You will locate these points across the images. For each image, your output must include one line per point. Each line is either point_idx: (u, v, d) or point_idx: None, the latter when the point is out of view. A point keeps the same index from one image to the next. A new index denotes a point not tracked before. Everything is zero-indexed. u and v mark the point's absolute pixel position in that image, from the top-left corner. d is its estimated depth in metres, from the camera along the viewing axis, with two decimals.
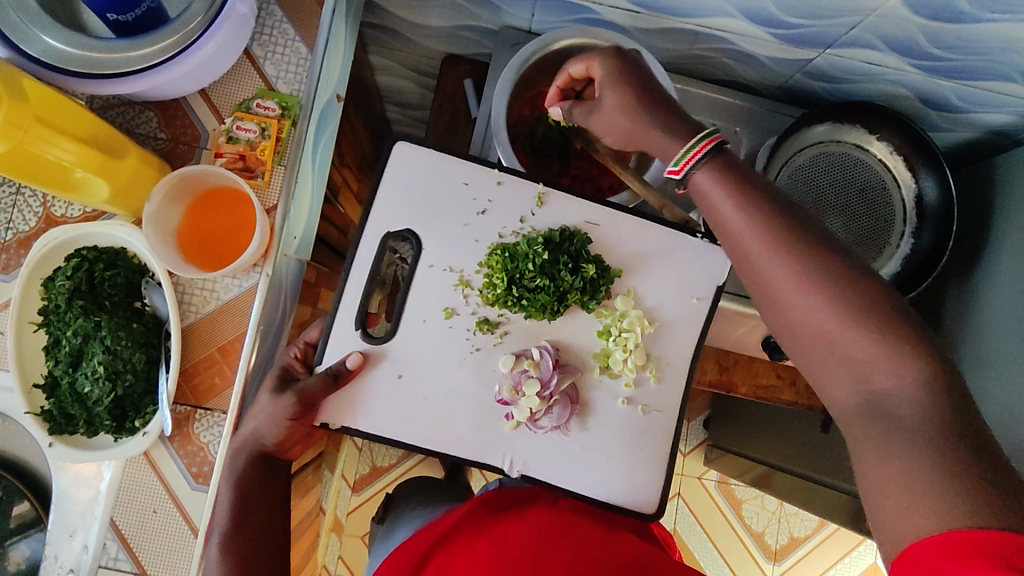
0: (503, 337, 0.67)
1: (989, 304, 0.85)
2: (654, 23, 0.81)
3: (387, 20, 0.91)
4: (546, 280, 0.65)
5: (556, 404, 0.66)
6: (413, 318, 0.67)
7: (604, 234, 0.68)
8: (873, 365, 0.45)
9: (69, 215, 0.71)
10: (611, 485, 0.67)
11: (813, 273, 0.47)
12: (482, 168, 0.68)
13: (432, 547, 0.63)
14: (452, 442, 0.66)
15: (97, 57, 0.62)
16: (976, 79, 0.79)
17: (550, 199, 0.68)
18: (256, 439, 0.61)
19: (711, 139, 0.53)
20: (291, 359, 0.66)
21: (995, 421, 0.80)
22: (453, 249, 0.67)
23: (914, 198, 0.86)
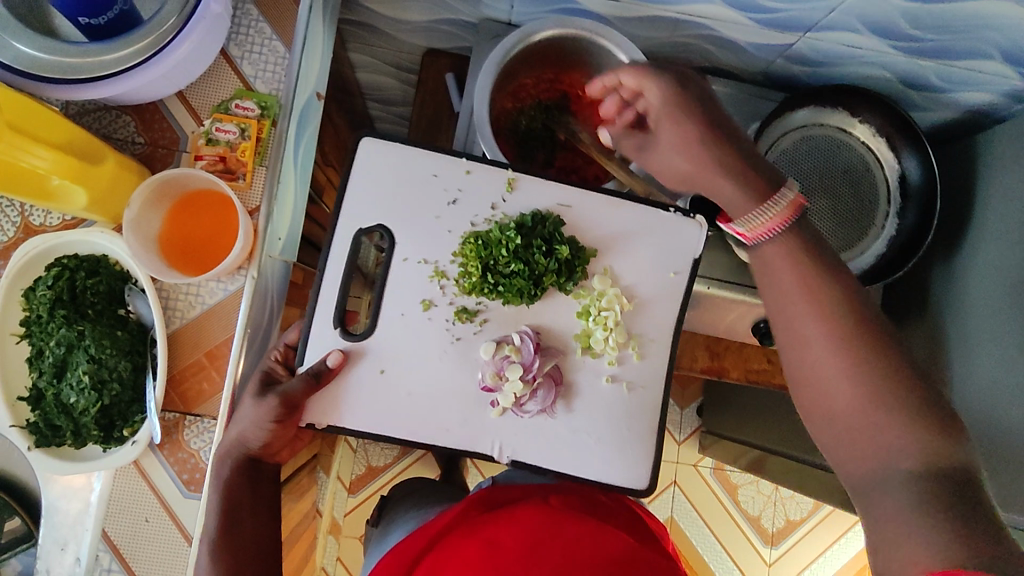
0: (483, 325, 0.67)
1: (975, 282, 0.86)
2: (634, 12, 0.81)
3: (366, 17, 0.90)
4: (522, 265, 0.65)
5: (541, 387, 0.65)
6: (391, 312, 0.66)
7: (578, 215, 0.68)
8: (890, 449, 0.47)
9: (48, 224, 0.70)
10: (600, 466, 0.68)
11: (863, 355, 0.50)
12: (447, 157, 0.68)
13: (428, 546, 0.63)
14: (440, 435, 0.66)
15: (69, 61, 0.60)
16: (955, 58, 0.79)
17: (520, 183, 0.68)
18: (241, 444, 0.62)
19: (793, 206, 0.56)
20: (272, 362, 0.65)
21: (984, 398, 0.81)
22: (425, 240, 0.67)
23: (899, 178, 0.86)
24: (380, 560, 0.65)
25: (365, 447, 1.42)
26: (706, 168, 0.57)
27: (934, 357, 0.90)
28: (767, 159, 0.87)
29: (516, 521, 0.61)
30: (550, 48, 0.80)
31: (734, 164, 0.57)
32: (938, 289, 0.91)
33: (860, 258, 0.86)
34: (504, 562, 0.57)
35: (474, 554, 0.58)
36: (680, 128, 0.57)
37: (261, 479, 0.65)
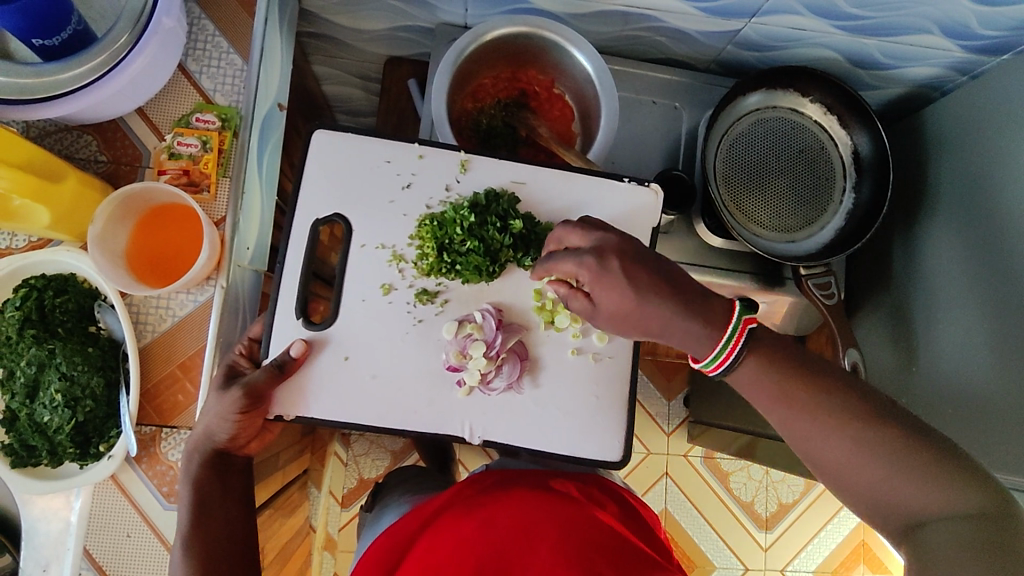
0: (444, 305, 0.71)
1: (933, 251, 0.88)
2: (586, 8, 0.83)
3: (325, 28, 0.91)
4: (477, 242, 0.69)
5: (506, 363, 0.70)
6: (353, 298, 0.70)
7: (531, 191, 0.72)
8: (918, 495, 0.49)
9: (15, 245, 0.70)
10: (570, 438, 0.71)
11: (847, 411, 0.52)
12: (401, 144, 0.72)
13: (417, 532, 0.64)
14: (410, 417, 0.69)
15: (26, 82, 0.62)
16: (897, 34, 0.82)
17: (473, 164, 0.72)
18: (209, 438, 0.63)
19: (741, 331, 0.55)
20: (236, 356, 0.68)
21: (953, 363, 0.83)
22: (384, 227, 0.71)
23: (852, 155, 0.89)
24: (371, 546, 0.67)
25: (356, 459, 1.39)
26: (650, 310, 0.56)
27: (902, 327, 0.92)
28: (724, 144, 0.89)
29: (510, 505, 0.62)
30: (503, 47, 0.81)
31: (662, 284, 0.56)
32: (900, 261, 0.93)
33: (819, 234, 0.89)
34: (498, 547, 0.58)
35: (465, 539, 0.59)
36: (622, 294, 0.56)
37: (232, 472, 0.66)
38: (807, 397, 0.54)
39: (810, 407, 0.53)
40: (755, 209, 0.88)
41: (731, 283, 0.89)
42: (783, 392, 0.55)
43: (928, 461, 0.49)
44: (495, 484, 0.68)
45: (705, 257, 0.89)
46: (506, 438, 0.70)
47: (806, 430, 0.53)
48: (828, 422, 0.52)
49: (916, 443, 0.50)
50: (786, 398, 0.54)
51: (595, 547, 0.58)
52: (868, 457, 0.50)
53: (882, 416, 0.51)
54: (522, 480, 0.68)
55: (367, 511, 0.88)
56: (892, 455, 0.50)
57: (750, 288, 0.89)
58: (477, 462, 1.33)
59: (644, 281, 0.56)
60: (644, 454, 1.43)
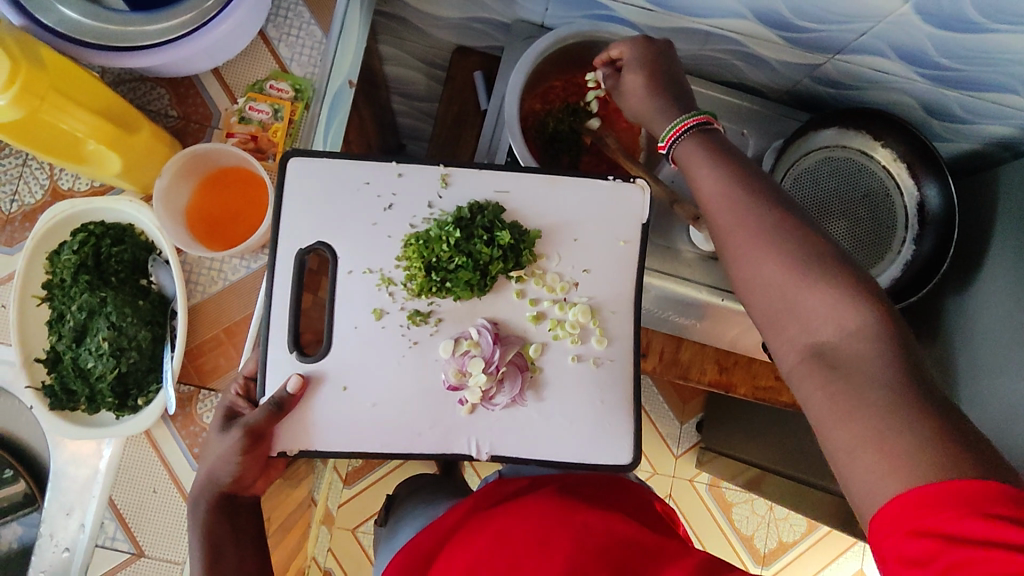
0: (438, 325, 0.68)
1: (984, 311, 0.86)
2: (668, 23, 0.82)
3: (401, 10, 0.90)
4: (465, 258, 0.66)
5: (506, 377, 0.68)
6: (345, 325, 0.68)
7: (517, 203, 0.70)
8: (823, 318, 0.46)
9: (76, 189, 0.70)
10: (584, 443, 0.70)
11: (776, 212, 0.51)
12: (377, 162, 0.69)
13: (437, 548, 0.65)
14: (413, 440, 0.67)
15: (110, 29, 0.62)
16: (980, 90, 0.80)
17: (453, 178, 0.69)
18: (213, 482, 0.63)
19: (697, 118, 0.57)
20: (234, 397, 0.66)
21: (993, 425, 0.82)
22: (370, 250, 0.68)
23: (918, 206, 0.87)
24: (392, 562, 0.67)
25: None
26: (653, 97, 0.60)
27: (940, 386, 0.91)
28: (790, 178, 0.88)
29: (529, 513, 0.63)
30: (580, 51, 0.81)
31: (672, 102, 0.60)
32: (947, 318, 0.92)
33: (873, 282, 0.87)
34: (517, 553, 0.58)
35: (485, 547, 0.60)
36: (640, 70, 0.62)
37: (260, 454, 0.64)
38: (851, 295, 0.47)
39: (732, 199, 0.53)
40: None
41: None
42: (752, 247, 0.51)
43: (831, 282, 0.47)
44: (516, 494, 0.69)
45: None
46: (520, 452, 0.68)
47: (814, 320, 0.47)
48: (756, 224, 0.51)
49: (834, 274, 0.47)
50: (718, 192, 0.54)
51: (626, 549, 0.57)
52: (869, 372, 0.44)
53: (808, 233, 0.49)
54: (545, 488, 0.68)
55: (382, 524, 0.89)
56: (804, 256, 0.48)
57: None
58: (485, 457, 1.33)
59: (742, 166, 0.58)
60: (651, 474, 1.43)
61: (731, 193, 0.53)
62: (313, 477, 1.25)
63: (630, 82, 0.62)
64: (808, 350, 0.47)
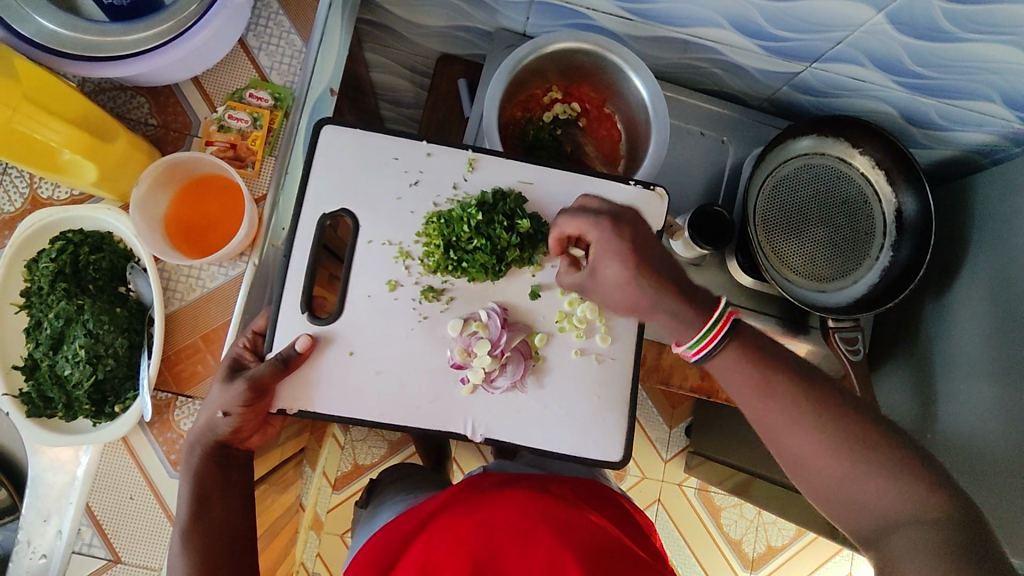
0: (450, 302, 0.69)
1: (961, 318, 0.87)
2: (647, 31, 0.82)
3: (384, 18, 0.91)
4: (484, 241, 0.67)
5: (509, 361, 0.68)
6: (358, 293, 0.68)
7: (537, 192, 0.71)
8: (889, 489, 0.49)
9: (55, 197, 0.71)
10: (573, 435, 0.70)
11: (828, 444, 0.52)
12: (411, 142, 0.70)
13: (416, 530, 0.62)
14: (412, 414, 0.68)
15: (90, 39, 0.62)
16: (956, 98, 0.81)
17: (481, 163, 0.71)
18: (211, 430, 0.61)
19: (725, 320, 0.56)
20: (241, 349, 0.65)
21: (972, 433, 0.82)
22: (392, 224, 0.69)
23: (895, 214, 0.88)
24: (365, 547, 0.65)
25: (353, 444, 1.41)
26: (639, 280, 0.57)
27: (920, 394, 0.91)
28: (769, 183, 0.88)
29: (512, 505, 0.62)
30: (561, 61, 0.81)
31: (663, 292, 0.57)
32: (925, 325, 0.92)
33: (852, 288, 0.88)
34: (500, 550, 0.58)
35: (468, 533, 0.59)
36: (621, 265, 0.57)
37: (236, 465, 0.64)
38: (774, 388, 0.54)
39: (782, 402, 0.54)
40: (790, 253, 0.87)
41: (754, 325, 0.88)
42: (816, 449, 0.52)
43: (901, 479, 0.49)
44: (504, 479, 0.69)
45: (733, 295, 0.88)
46: (511, 436, 0.69)
47: (882, 499, 0.50)
48: (817, 435, 0.52)
49: (900, 459, 0.50)
50: (764, 388, 0.54)
51: (608, 553, 0.58)
52: (836, 455, 0.51)
53: (867, 438, 0.51)
54: (530, 479, 0.69)
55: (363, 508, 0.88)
56: (861, 476, 0.50)
57: (773, 332, 0.87)
58: (473, 463, 1.32)
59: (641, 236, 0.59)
60: (639, 479, 1.43)
61: (795, 421, 0.53)
62: (300, 483, 1.24)
63: (610, 277, 0.58)
64: (874, 484, 0.50)
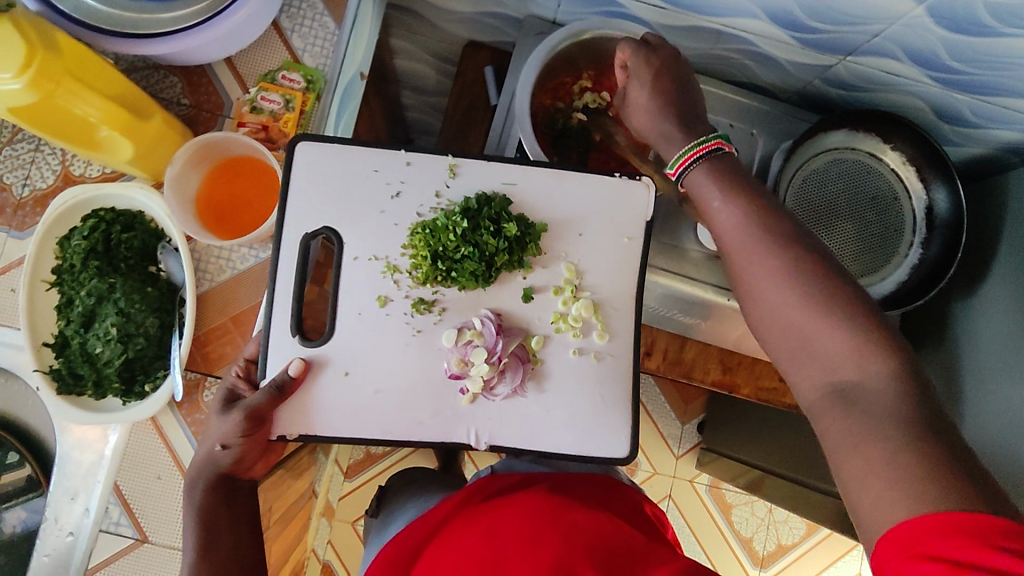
0: (442, 315, 0.67)
1: (990, 317, 0.86)
2: (680, 20, 0.82)
3: (414, 3, 0.90)
4: (471, 249, 0.65)
5: (507, 368, 0.66)
6: (347, 312, 0.66)
7: (523, 194, 0.69)
8: (838, 350, 0.48)
9: (87, 174, 0.71)
10: (580, 436, 0.69)
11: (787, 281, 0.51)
12: (383, 150, 0.68)
13: (423, 543, 0.64)
14: (415, 429, 0.66)
15: (128, 16, 0.62)
16: (991, 94, 0.80)
17: (461, 168, 0.68)
18: (212, 463, 0.61)
19: (707, 145, 0.57)
20: (235, 379, 0.65)
21: (998, 432, 0.81)
22: (376, 238, 0.67)
23: (926, 210, 0.87)
24: (377, 557, 0.67)
25: None
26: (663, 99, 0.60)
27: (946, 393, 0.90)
28: (798, 177, 0.89)
29: (516, 505, 0.61)
30: (593, 49, 0.81)
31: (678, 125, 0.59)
32: (951, 324, 0.92)
33: (880, 285, 0.87)
34: (504, 546, 0.56)
35: (470, 541, 0.59)
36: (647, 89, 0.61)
37: (247, 463, 0.63)
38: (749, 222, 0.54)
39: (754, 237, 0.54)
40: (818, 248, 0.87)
41: None
42: (771, 287, 0.52)
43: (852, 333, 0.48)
44: (511, 486, 0.68)
45: None
46: (518, 443, 0.67)
47: (831, 357, 0.49)
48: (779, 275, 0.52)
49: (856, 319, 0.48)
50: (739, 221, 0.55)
51: (619, 544, 0.57)
52: (791, 292, 0.51)
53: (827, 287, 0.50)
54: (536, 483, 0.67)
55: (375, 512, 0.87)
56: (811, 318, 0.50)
57: None
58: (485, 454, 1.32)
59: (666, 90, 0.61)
60: (651, 474, 1.43)
61: (759, 257, 0.53)
62: (315, 470, 1.24)
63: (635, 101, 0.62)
64: (828, 339, 0.49)
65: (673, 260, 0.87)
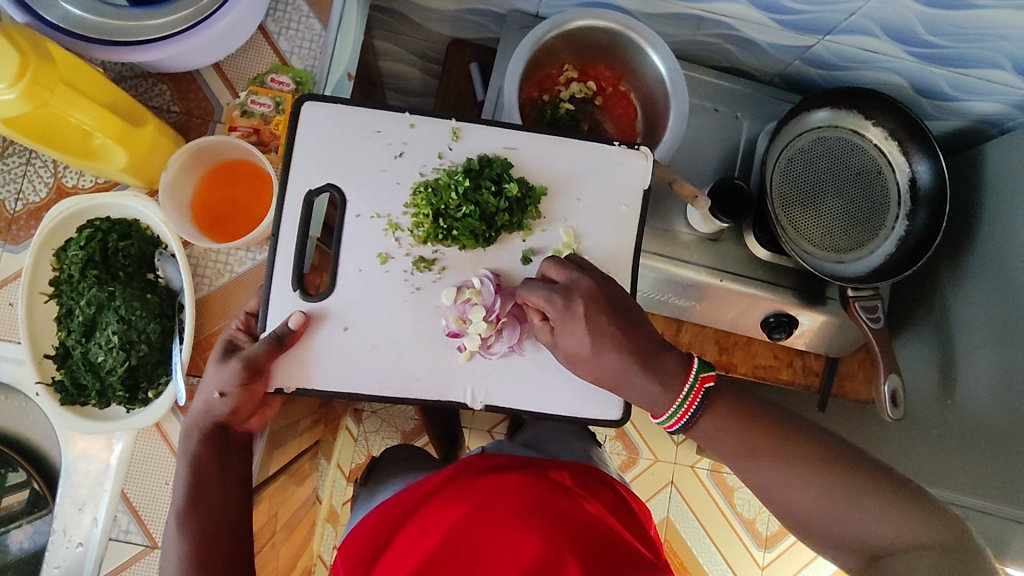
0: (441, 273, 0.68)
1: (977, 285, 0.88)
2: (660, 8, 0.83)
3: (396, 4, 0.91)
4: (472, 207, 0.66)
5: (505, 327, 0.67)
6: (348, 267, 0.67)
7: (523, 156, 0.70)
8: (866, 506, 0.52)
9: (81, 185, 0.71)
10: (576, 399, 0.68)
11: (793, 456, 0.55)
12: (392, 114, 0.69)
13: (407, 514, 0.62)
14: (411, 385, 0.67)
15: (114, 24, 0.62)
16: (967, 67, 0.82)
17: (465, 132, 0.69)
18: (209, 413, 0.61)
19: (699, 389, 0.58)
20: (235, 330, 0.65)
21: (988, 398, 0.83)
22: (379, 197, 0.68)
23: (909, 182, 0.89)
24: (359, 524, 0.65)
25: (367, 435, 1.40)
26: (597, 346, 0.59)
27: (937, 363, 0.92)
28: (783, 157, 0.90)
29: (502, 490, 0.61)
30: (577, 41, 0.82)
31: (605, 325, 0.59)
32: (940, 295, 0.94)
33: (868, 258, 0.90)
34: (492, 529, 0.56)
35: (459, 519, 0.57)
36: (584, 340, 0.58)
37: (231, 450, 0.62)
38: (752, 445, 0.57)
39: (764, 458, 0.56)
40: (804, 223, 0.89)
41: (771, 298, 0.88)
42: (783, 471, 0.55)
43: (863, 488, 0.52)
44: (496, 468, 0.66)
45: (750, 269, 0.89)
46: (513, 401, 0.68)
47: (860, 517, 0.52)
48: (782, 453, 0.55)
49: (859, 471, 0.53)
50: (746, 449, 0.57)
51: (602, 544, 0.57)
52: (802, 474, 0.54)
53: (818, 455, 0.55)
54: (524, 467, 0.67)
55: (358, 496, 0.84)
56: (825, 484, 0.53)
57: (790, 304, 0.88)
58: None
59: (601, 318, 0.59)
60: (652, 461, 1.44)
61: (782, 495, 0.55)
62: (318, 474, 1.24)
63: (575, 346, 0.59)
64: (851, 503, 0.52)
65: (665, 245, 0.86)
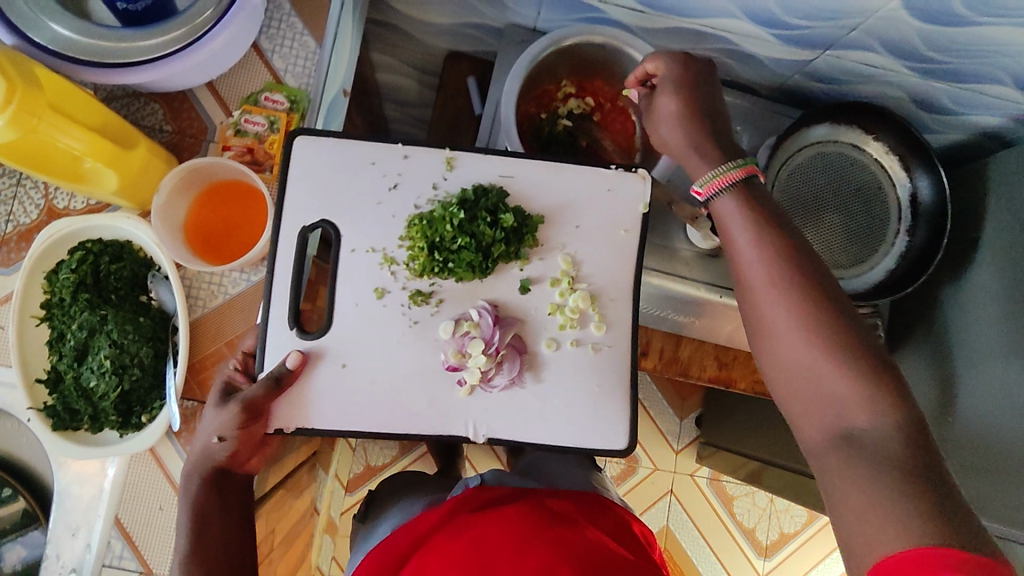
0: (439, 306, 0.67)
1: (978, 299, 0.87)
2: (658, 23, 0.82)
3: (392, 17, 0.90)
4: (467, 239, 0.65)
5: (505, 360, 0.66)
6: (345, 302, 0.66)
7: (520, 185, 0.68)
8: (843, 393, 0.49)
9: (72, 207, 0.70)
10: (577, 429, 0.68)
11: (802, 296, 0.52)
12: (386, 145, 0.67)
13: (410, 549, 0.61)
14: (411, 420, 0.66)
15: (105, 46, 0.61)
16: (967, 82, 0.82)
17: (459, 161, 0.68)
18: (208, 457, 0.60)
19: (742, 171, 0.58)
20: (232, 372, 0.64)
21: (988, 414, 0.82)
22: (373, 231, 0.67)
23: (911, 198, 0.88)
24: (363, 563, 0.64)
25: (365, 446, 1.40)
26: (688, 135, 0.60)
27: (936, 377, 0.91)
28: (781, 177, 0.90)
29: (500, 520, 0.60)
30: (574, 56, 0.81)
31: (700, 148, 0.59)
32: (940, 308, 0.93)
33: (869, 274, 0.89)
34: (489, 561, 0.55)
35: (457, 554, 0.56)
36: (677, 100, 0.60)
37: (231, 489, 0.63)
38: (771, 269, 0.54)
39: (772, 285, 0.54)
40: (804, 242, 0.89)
41: None
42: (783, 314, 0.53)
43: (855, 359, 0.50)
44: (496, 498, 0.66)
45: None
46: (514, 435, 0.67)
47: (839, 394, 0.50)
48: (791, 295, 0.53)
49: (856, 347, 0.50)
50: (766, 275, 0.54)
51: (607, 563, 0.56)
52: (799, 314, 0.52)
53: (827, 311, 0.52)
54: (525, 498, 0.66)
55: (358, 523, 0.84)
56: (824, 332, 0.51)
57: None
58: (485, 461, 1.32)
59: (697, 102, 0.60)
60: (651, 470, 1.43)
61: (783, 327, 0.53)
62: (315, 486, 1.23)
63: (665, 115, 0.61)
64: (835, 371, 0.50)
65: (664, 261, 0.84)
